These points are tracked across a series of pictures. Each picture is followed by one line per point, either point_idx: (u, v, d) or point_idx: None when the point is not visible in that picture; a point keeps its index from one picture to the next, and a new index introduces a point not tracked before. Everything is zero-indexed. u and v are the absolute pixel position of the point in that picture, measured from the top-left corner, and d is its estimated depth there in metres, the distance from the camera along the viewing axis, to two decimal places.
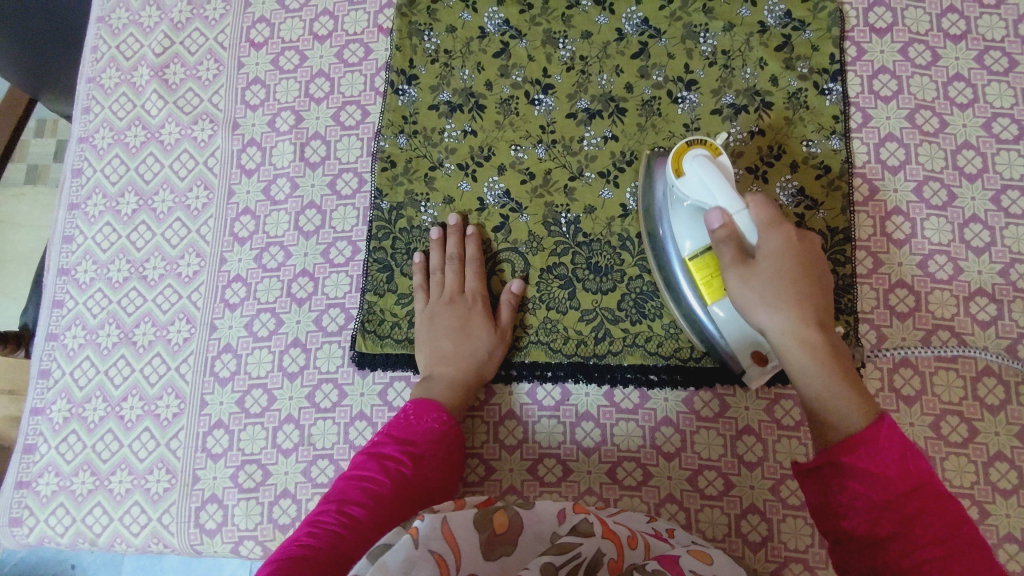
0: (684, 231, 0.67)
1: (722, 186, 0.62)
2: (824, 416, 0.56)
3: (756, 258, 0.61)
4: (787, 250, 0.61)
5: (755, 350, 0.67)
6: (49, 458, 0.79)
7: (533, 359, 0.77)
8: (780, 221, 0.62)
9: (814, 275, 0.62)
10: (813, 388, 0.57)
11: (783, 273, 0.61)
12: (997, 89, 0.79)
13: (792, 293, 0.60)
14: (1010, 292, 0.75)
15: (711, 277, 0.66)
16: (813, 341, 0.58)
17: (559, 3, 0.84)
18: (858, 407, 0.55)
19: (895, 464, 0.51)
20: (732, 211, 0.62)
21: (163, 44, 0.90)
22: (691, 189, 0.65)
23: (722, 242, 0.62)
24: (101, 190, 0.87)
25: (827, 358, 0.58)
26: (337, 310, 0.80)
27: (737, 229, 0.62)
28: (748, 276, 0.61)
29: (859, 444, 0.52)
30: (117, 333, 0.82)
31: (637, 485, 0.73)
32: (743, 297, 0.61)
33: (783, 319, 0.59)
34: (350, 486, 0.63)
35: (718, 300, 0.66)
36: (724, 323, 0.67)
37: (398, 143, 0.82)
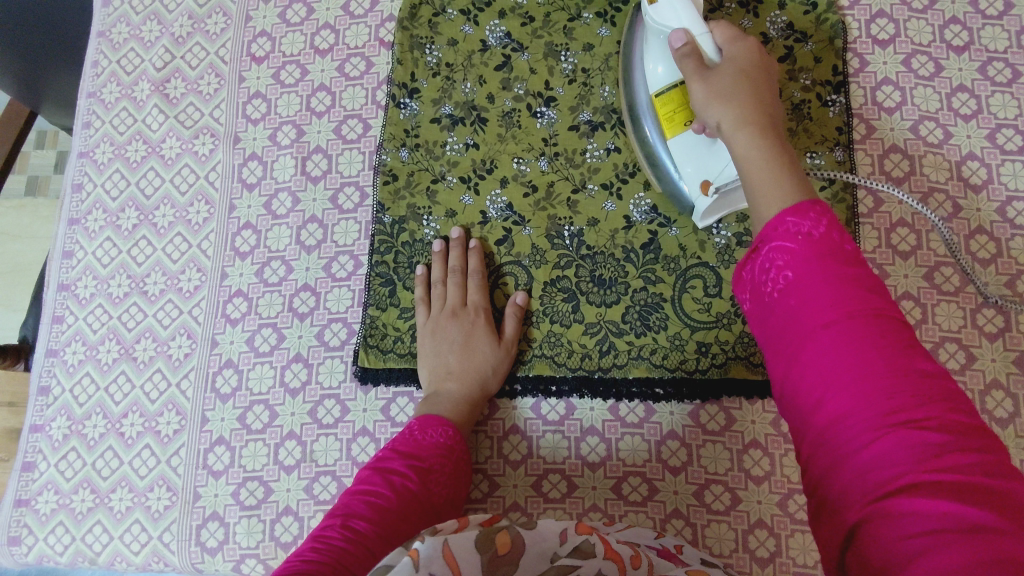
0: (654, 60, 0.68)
1: (688, 10, 0.63)
2: (760, 192, 0.51)
3: (715, 66, 0.60)
4: (748, 61, 0.60)
5: (704, 181, 0.66)
6: (49, 476, 0.78)
7: (538, 373, 0.76)
8: (744, 39, 0.62)
9: (773, 90, 0.60)
10: (750, 168, 0.53)
11: (741, 76, 0.59)
12: (1000, 100, 0.79)
13: (745, 94, 0.58)
14: (1017, 303, 0.74)
15: (674, 112, 0.67)
16: (759, 129, 0.55)
17: (560, 15, 0.84)
18: (797, 186, 0.50)
19: (820, 233, 0.46)
20: (696, 31, 0.62)
21: (164, 59, 0.89)
22: (661, 17, 0.65)
23: (685, 56, 0.61)
24: (101, 206, 0.86)
25: (774, 142, 0.54)
26: (339, 324, 0.79)
27: (700, 48, 0.62)
28: (704, 81, 0.59)
29: (786, 214, 0.48)
30: (117, 349, 0.81)
31: (643, 500, 0.73)
32: (699, 98, 0.59)
33: (734, 112, 0.56)
34: (356, 500, 0.62)
35: (679, 133, 0.67)
36: (681, 150, 0.67)
37: (400, 156, 0.82)
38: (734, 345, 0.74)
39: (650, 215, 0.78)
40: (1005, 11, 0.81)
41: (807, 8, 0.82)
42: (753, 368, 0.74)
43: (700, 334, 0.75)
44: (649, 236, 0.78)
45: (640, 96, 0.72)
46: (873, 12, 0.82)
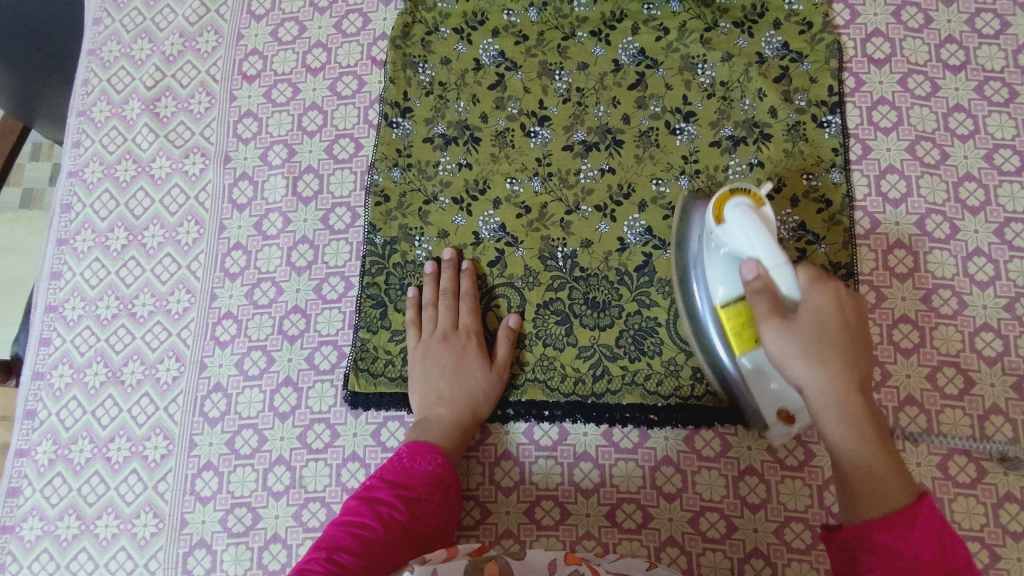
0: (717, 272, 0.65)
1: (763, 240, 0.59)
2: (861, 490, 0.52)
3: (796, 315, 0.58)
4: (831, 314, 0.58)
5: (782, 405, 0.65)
6: (34, 502, 0.77)
7: (530, 397, 0.75)
8: (822, 281, 0.59)
9: (857, 341, 0.58)
10: (845, 450, 0.53)
11: (822, 333, 0.57)
12: (997, 120, 0.78)
13: (832, 356, 0.56)
14: (1016, 326, 0.73)
15: (741, 329, 0.63)
16: (851, 402, 0.55)
17: (554, 34, 0.84)
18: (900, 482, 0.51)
19: (931, 552, 0.47)
20: (769, 263, 0.59)
21: (154, 77, 0.89)
22: (730, 237, 0.62)
23: (756, 293, 0.59)
24: (90, 226, 0.85)
25: (864, 427, 0.54)
26: (330, 347, 0.78)
27: (774, 286, 0.59)
28: (780, 331, 0.57)
29: (898, 521, 0.49)
30: (105, 371, 0.80)
31: (636, 527, 0.71)
32: (780, 354, 0.57)
33: (821, 375, 0.55)
34: (340, 531, 0.60)
35: (747, 352, 0.64)
36: (750, 374, 0.65)
37: (392, 176, 0.81)
38: None
39: (645, 237, 0.77)
40: (1001, 30, 0.81)
41: (802, 27, 0.81)
42: None
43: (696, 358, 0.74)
44: (643, 258, 0.77)
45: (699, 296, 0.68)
46: (869, 32, 0.82)
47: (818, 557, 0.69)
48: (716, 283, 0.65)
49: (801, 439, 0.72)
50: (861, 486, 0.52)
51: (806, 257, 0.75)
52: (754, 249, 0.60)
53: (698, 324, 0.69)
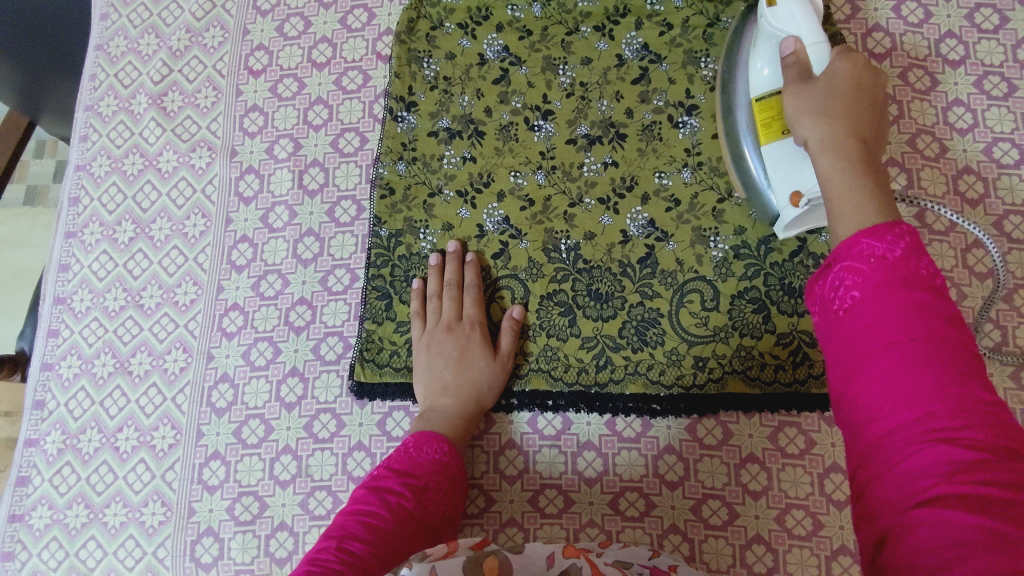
0: (760, 61, 0.69)
1: (808, 23, 0.64)
2: (838, 215, 0.54)
3: (815, 81, 0.62)
4: (850, 79, 0.61)
5: (795, 193, 0.67)
6: (43, 491, 0.78)
7: (534, 387, 0.76)
8: (852, 52, 0.63)
9: (871, 111, 0.61)
10: (833, 190, 0.56)
11: (837, 93, 0.60)
12: (996, 114, 0.79)
13: (839, 112, 0.59)
14: (1015, 317, 0.74)
15: (772, 120, 0.68)
16: (847, 146, 0.58)
17: (558, 29, 0.84)
18: (881, 210, 0.53)
19: (896, 257, 0.47)
20: (807, 39, 0.64)
21: (162, 72, 0.90)
22: (779, 23, 0.66)
23: (789, 66, 0.64)
24: (98, 219, 0.86)
25: (859, 163, 0.57)
26: (336, 338, 0.79)
27: (808, 60, 0.64)
28: (801, 92, 0.62)
29: (866, 234, 0.50)
30: (113, 362, 0.81)
31: (639, 515, 0.72)
32: (793, 112, 0.62)
33: (823, 129, 0.59)
34: (351, 520, 0.61)
35: (774, 139, 0.68)
36: (773, 161, 0.68)
37: (397, 169, 0.82)
38: (730, 359, 0.74)
39: (647, 229, 0.78)
40: (1001, 25, 0.82)
41: None
42: (750, 382, 0.74)
43: (698, 348, 0.75)
44: (646, 250, 0.78)
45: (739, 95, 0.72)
46: (869, 27, 0.83)
47: (819, 544, 0.70)
48: (759, 71, 0.69)
49: (802, 428, 0.73)
50: (843, 213, 0.54)
51: (808, 246, 0.76)
52: (796, 27, 0.65)
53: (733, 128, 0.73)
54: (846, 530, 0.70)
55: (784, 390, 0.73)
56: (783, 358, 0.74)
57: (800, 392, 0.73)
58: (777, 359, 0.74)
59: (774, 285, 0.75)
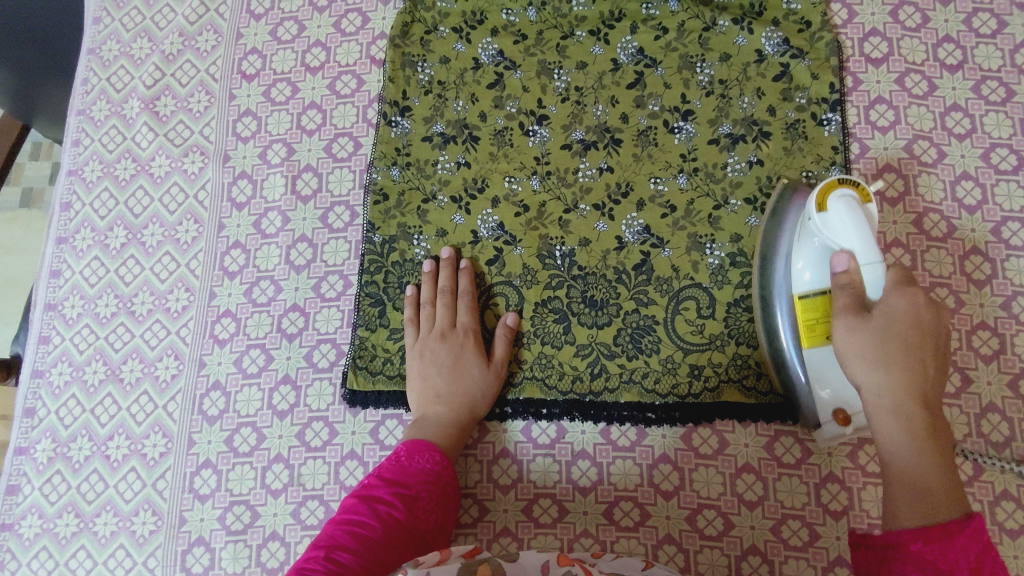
0: (803, 262, 0.66)
1: (863, 238, 0.61)
2: (902, 486, 0.53)
3: (871, 314, 0.60)
4: (906, 316, 0.59)
5: (838, 411, 0.66)
6: (33, 500, 0.77)
7: (529, 395, 0.75)
8: (907, 285, 0.61)
9: (930, 354, 0.59)
10: (896, 456, 0.55)
11: (894, 332, 0.59)
12: (994, 119, 0.78)
13: (897, 359, 0.58)
14: (1013, 325, 0.73)
15: (816, 322, 0.65)
16: (907, 400, 0.56)
17: (553, 34, 0.84)
18: (951, 483, 0.52)
19: (966, 566, 0.47)
20: (862, 256, 0.61)
21: (154, 75, 0.89)
22: (831, 230, 0.63)
23: (842, 287, 0.61)
24: (89, 224, 0.85)
25: (918, 430, 0.55)
26: (328, 346, 0.78)
27: (860, 280, 0.61)
28: (855, 327, 0.60)
29: (934, 539, 0.49)
30: (104, 369, 0.80)
31: (634, 525, 0.72)
32: (844, 341, 0.60)
33: (884, 376, 0.57)
34: (339, 530, 0.60)
35: (817, 346, 0.65)
36: (812, 370, 0.66)
37: (391, 175, 0.81)
38: (726, 367, 0.74)
39: (643, 236, 0.77)
40: (998, 30, 0.81)
41: (801, 26, 0.81)
42: (746, 391, 0.73)
43: (693, 356, 0.74)
44: (641, 257, 0.77)
45: (777, 281, 0.69)
46: (866, 31, 0.82)
47: (815, 555, 0.69)
48: (800, 272, 0.66)
49: (798, 437, 0.72)
50: (904, 481, 0.53)
51: None
52: (850, 242, 0.62)
53: (770, 309, 0.69)
54: (842, 540, 0.69)
55: (780, 399, 0.72)
56: None
57: None
58: (773, 367, 0.73)
59: None
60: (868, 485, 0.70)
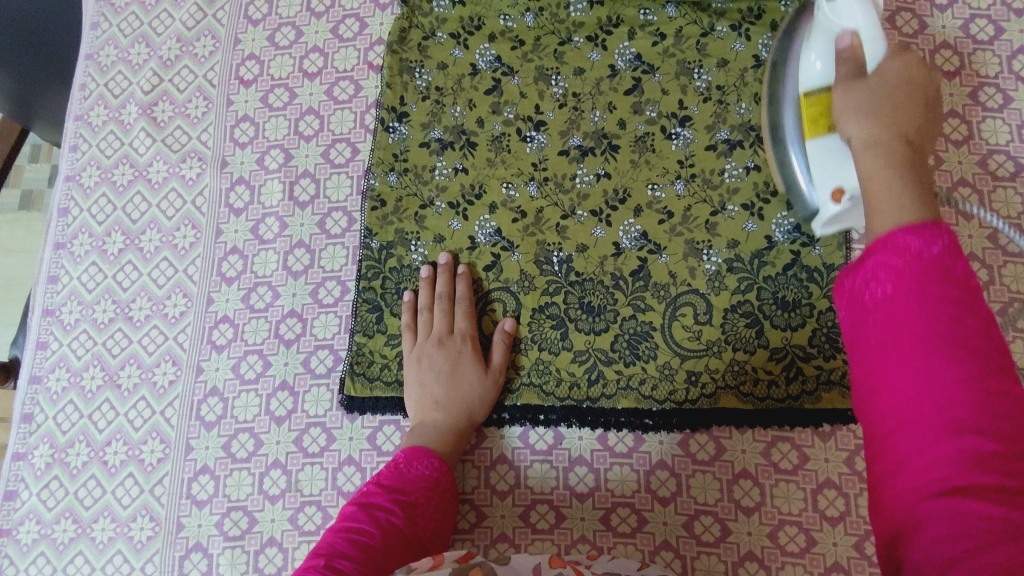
0: (813, 55, 0.64)
1: (867, 14, 0.59)
2: (872, 209, 0.49)
3: (868, 76, 0.57)
4: (903, 77, 0.56)
5: (836, 188, 0.64)
6: (31, 505, 0.77)
7: (526, 402, 0.75)
8: (908, 52, 0.58)
9: (922, 114, 0.55)
10: (868, 185, 0.51)
11: (890, 91, 0.55)
12: (992, 126, 0.79)
13: (886, 108, 0.54)
14: (1010, 332, 0.73)
15: (818, 114, 0.64)
16: (889, 143, 0.52)
17: (550, 39, 0.84)
18: (920, 207, 0.47)
19: (936, 257, 0.44)
20: (866, 34, 0.59)
21: (152, 82, 0.89)
22: (838, 15, 0.61)
23: (842, 62, 0.59)
24: (87, 230, 0.85)
25: (900, 162, 0.51)
26: (326, 351, 0.79)
27: (861, 52, 0.58)
28: (850, 88, 0.57)
29: (899, 233, 0.45)
30: (101, 375, 0.80)
31: (631, 531, 0.72)
32: (839, 107, 0.57)
33: (867, 125, 0.54)
34: (339, 538, 0.60)
35: (820, 136, 0.64)
36: (816, 159, 0.65)
37: (388, 181, 0.81)
38: (723, 374, 0.74)
39: (640, 241, 0.78)
40: (996, 36, 0.81)
41: None
42: (743, 397, 0.73)
43: (690, 362, 0.74)
44: (638, 262, 0.77)
45: (787, 89, 0.69)
46: None
47: (812, 561, 0.69)
48: (810, 64, 0.64)
49: (795, 443, 0.72)
50: (877, 212, 0.49)
51: (801, 259, 0.75)
52: (855, 21, 0.60)
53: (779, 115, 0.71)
54: (839, 547, 0.69)
55: (777, 406, 0.73)
56: (776, 373, 0.73)
57: (794, 407, 0.72)
58: (770, 374, 0.73)
59: (767, 299, 0.75)
60: (865, 491, 0.70)
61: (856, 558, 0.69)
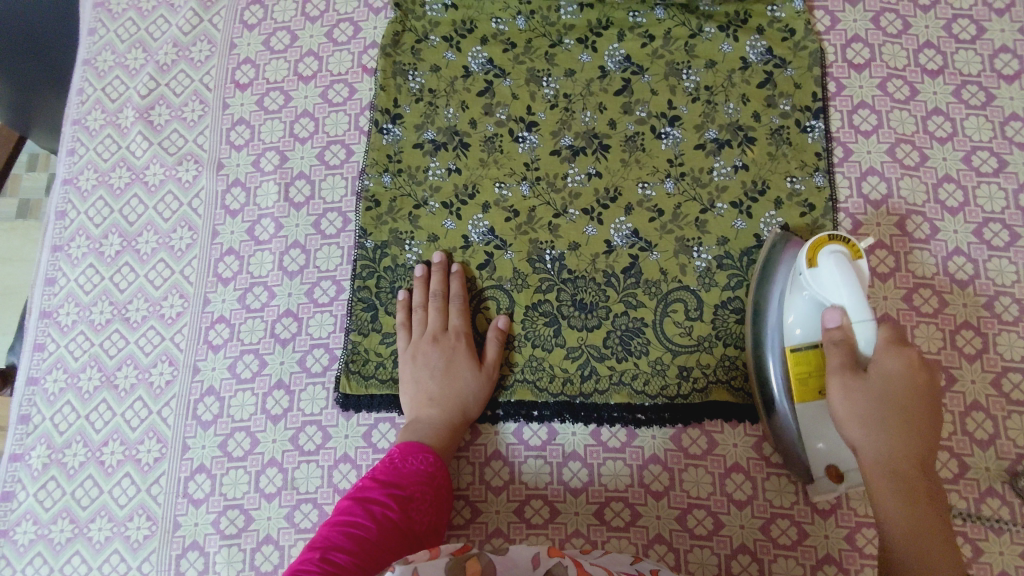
0: (794, 316, 0.68)
1: (854, 293, 0.63)
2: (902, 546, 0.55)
3: (867, 372, 0.63)
4: (902, 377, 0.62)
5: (830, 466, 0.67)
6: (28, 506, 0.77)
7: (520, 398, 0.76)
8: (893, 339, 0.63)
9: (923, 417, 0.61)
10: (897, 519, 0.56)
11: (888, 394, 0.61)
12: (975, 123, 0.80)
13: (892, 423, 0.61)
14: (996, 324, 0.74)
15: (808, 375, 0.67)
16: (905, 464, 0.59)
17: (542, 42, 0.85)
18: (949, 552, 0.54)
19: None
20: (853, 313, 0.63)
21: (148, 86, 0.90)
22: (822, 284, 0.65)
23: (836, 341, 0.63)
24: (84, 232, 0.86)
25: (911, 495, 0.57)
26: (321, 350, 0.79)
27: (852, 336, 0.63)
28: (851, 386, 0.62)
29: None
30: (98, 376, 0.81)
31: (625, 525, 0.72)
32: (840, 407, 0.63)
33: (874, 437, 0.61)
34: (334, 531, 0.61)
35: (808, 400, 0.67)
36: (805, 423, 0.67)
37: (382, 182, 0.82)
38: (715, 369, 0.75)
39: (631, 239, 0.79)
40: (977, 35, 0.83)
41: (785, 33, 0.83)
42: (734, 391, 0.74)
43: (682, 357, 0.75)
44: (630, 260, 0.78)
45: (767, 334, 0.70)
46: (849, 37, 0.84)
47: (805, 554, 0.70)
48: (794, 326, 0.68)
49: None
50: (907, 548, 0.55)
51: None
52: (842, 299, 0.63)
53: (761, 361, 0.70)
54: (830, 539, 0.70)
55: None
56: None
57: None
58: None
59: None
60: (855, 483, 0.71)
61: (847, 550, 0.70)
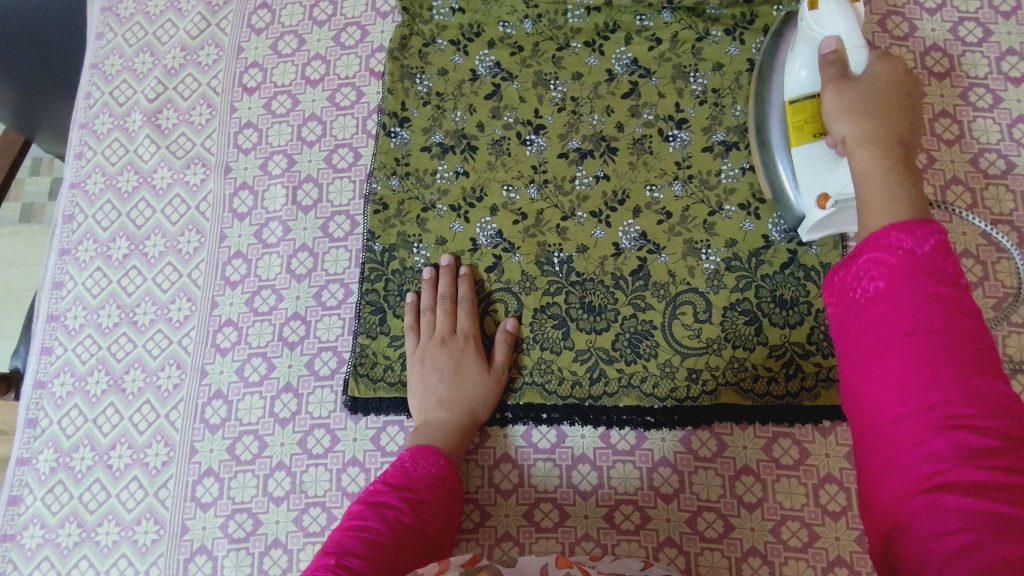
0: (799, 63, 0.69)
1: (848, 24, 0.65)
2: (871, 206, 0.56)
3: (856, 77, 0.64)
4: (888, 77, 0.63)
5: (820, 195, 0.68)
6: (35, 510, 0.77)
7: (528, 401, 0.76)
8: (890, 57, 0.65)
9: (908, 114, 0.62)
10: (869, 196, 0.57)
11: (875, 94, 0.62)
12: (982, 126, 0.80)
13: (876, 112, 0.61)
14: (1005, 327, 0.74)
15: (805, 122, 0.69)
16: (881, 142, 0.60)
17: (549, 45, 0.85)
18: (916, 211, 0.53)
19: (930, 255, 0.49)
20: (849, 41, 0.65)
21: (156, 90, 0.90)
22: (820, 24, 0.66)
23: (829, 63, 0.65)
24: (92, 236, 0.86)
25: (890, 156, 0.59)
26: (330, 353, 0.79)
27: (845, 56, 0.65)
28: (842, 90, 0.63)
29: (896, 230, 0.51)
30: (106, 379, 0.81)
31: (635, 528, 0.72)
32: (830, 108, 0.64)
33: (859, 126, 0.61)
34: (348, 536, 0.60)
35: (807, 142, 0.69)
36: (806, 162, 0.69)
37: (390, 185, 0.82)
38: (724, 371, 0.74)
39: (639, 241, 0.79)
40: (983, 38, 0.83)
41: None
42: (743, 394, 0.74)
43: (691, 360, 0.75)
44: (638, 262, 0.78)
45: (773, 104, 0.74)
46: None
47: (815, 556, 0.70)
48: (796, 71, 0.69)
49: (796, 439, 0.73)
50: (872, 198, 0.56)
51: (797, 258, 0.76)
52: (836, 31, 0.66)
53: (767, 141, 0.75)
54: (841, 541, 0.70)
55: (776, 403, 0.73)
56: (775, 370, 0.74)
57: (794, 404, 0.73)
58: (770, 371, 0.74)
59: (766, 296, 0.76)
60: None
61: (858, 552, 0.69)
